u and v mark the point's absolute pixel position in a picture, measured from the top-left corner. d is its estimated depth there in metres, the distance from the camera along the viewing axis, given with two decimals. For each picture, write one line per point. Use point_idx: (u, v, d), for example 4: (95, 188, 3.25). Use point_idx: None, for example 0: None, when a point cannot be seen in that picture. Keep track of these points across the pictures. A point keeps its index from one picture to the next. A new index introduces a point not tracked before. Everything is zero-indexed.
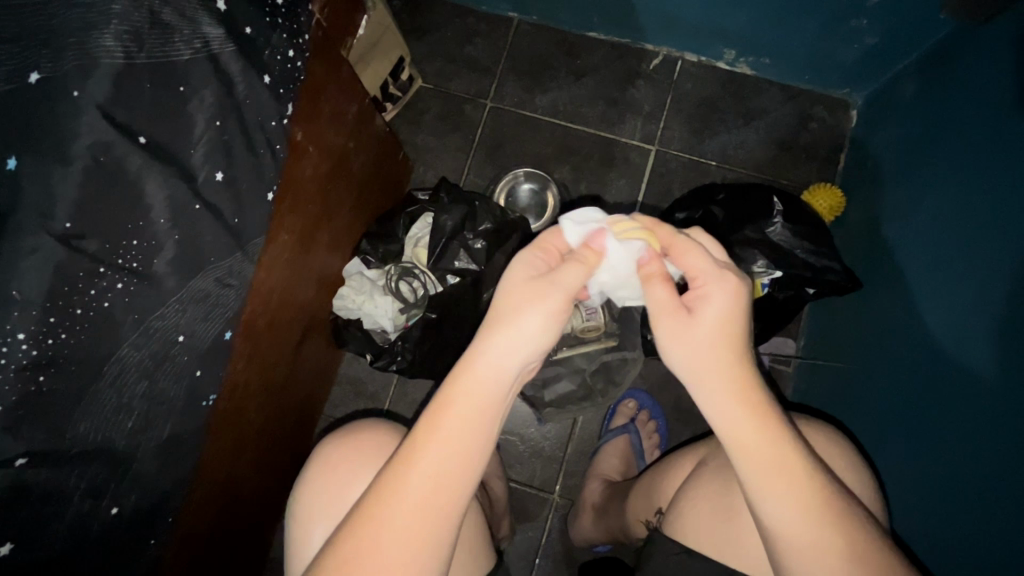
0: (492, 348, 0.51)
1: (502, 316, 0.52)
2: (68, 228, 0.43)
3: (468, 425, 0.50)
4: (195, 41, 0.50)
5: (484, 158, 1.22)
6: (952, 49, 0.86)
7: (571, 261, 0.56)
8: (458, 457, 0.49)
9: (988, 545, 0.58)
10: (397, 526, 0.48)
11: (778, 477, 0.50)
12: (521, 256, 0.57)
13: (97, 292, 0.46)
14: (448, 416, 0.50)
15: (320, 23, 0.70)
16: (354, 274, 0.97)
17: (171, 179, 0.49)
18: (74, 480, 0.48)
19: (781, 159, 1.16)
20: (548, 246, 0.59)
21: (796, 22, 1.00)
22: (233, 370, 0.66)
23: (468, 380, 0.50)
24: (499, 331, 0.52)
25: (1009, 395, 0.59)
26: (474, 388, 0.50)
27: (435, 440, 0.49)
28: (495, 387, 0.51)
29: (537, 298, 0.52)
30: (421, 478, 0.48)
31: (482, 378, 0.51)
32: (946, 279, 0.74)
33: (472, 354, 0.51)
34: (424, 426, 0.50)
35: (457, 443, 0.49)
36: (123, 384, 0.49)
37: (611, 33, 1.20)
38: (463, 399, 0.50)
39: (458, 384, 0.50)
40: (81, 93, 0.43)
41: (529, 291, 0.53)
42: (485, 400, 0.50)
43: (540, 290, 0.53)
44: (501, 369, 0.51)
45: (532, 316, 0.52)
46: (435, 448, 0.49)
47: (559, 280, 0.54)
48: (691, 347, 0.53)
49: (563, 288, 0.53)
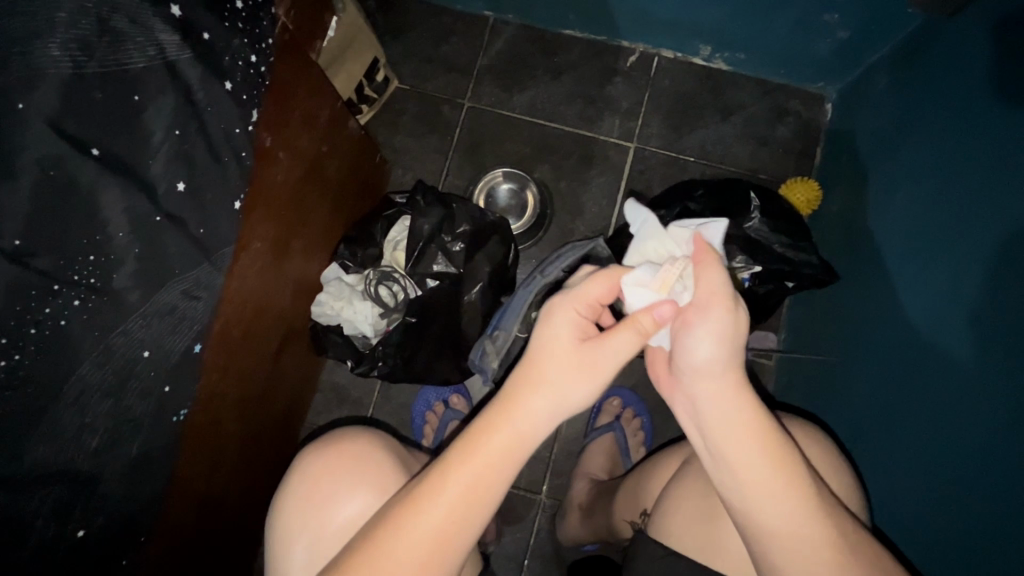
0: (530, 400, 0.50)
1: (545, 374, 0.51)
2: (17, 246, 0.41)
3: (496, 473, 0.49)
4: (149, 49, 0.48)
5: (463, 159, 1.21)
6: (922, 42, 0.86)
7: (623, 327, 0.53)
8: (475, 507, 0.48)
9: (967, 535, 0.59)
10: (408, 557, 0.47)
11: (772, 473, 0.50)
12: (563, 310, 0.53)
13: (52, 310, 0.44)
14: (482, 462, 0.49)
15: (286, 26, 0.68)
16: (332, 279, 0.96)
17: (129, 192, 0.48)
18: (36, 504, 0.46)
19: (759, 154, 1.17)
20: (591, 299, 0.55)
21: (769, 18, 1.00)
22: (208, 382, 0.64)
23: (508, 428, 0.50)
24: (541, 380, 0.51)
25: (987, 385, 0.60)
26: (511, 440, 0.50)
27: (462, 483, 0.48)
28: (525, 443, 0.50)
29: (584, 366, 0.52)
30: (442, 515, 0.48)
31: (512, 432, 0.50)
32: (921, 271, 0.75)
33: (514, 401, 0.51)
34: (451, 461, 0.49)
35: (480, 489, 0.48)
36: (85, 404, 0.48)
37: (587, 30, 1.20)
38: (496, 445, 0.49)
39: (490, 436, 0.50)
40: (26, 105, 0.41)
41: (578, 355, 0.52)
42: (516, 451, 0.50)
43: (588, 359, 0.52)
44: (539, 422, 0.51)
45: (579, 381, 0.51)
46: (457, 498, 0.48)
47: (610, 348, 0.52)
48: (722, 346, 0.52)
49: (612, 360, 0.53)
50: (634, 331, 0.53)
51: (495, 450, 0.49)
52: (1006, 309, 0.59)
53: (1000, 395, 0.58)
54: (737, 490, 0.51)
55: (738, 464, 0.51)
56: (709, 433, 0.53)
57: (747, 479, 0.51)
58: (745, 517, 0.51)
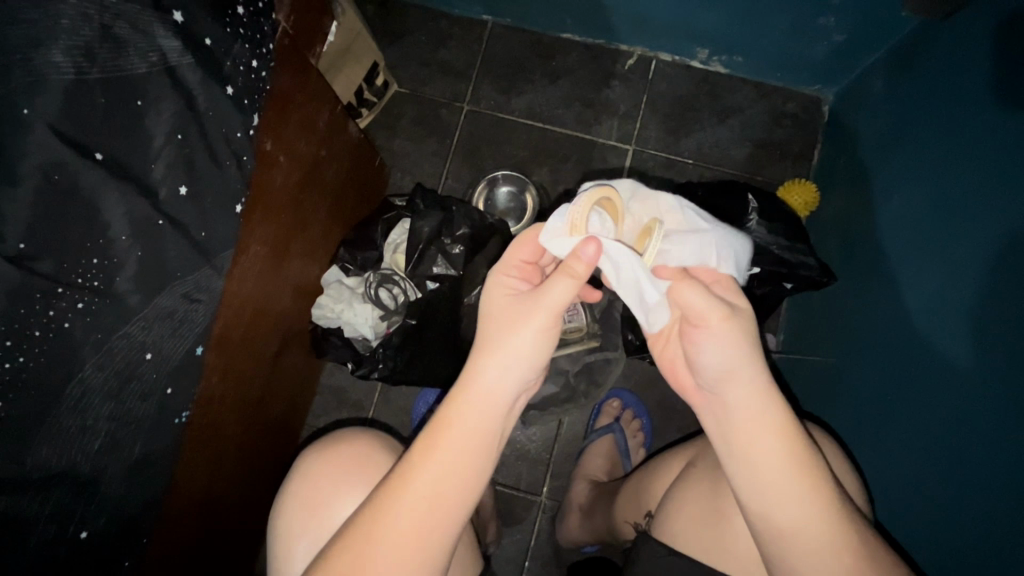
0: (484, 368, 0.51)
1: (489, 339, 0.52)
2: (20, 249, 0.42)
3: (464, 445, 0.49)
4: (151, 55, 0.49)
5: (462, 162, 1.22)
6: (918, 45, 0.87)
7: (556, 273, 0.52)
8: (449, 480, 0.49)
9: (965, 533, 0.59)
10: (392, 539, 0.47)
11: (795, 480, 0.50)
12: (495, 282, 0.56)
13: (55, 313, 0.45)
14: (447, 436, 0.50)
15: (286, 31, 0.69)
16: (332, 282, 0.96)
17: (130, 196, 0.48)
18: (39, 505, 0.47)
19: (756, 157, 1.17)
20: (519, 261, 0.57)
21: (766, 21, 1.01)
22: (208, 384, 0.65)
23: (462, 399, 0.50)
24: (494, 349, 0.52)
25: (987, 385, 0.60)
26: (472, 411, 0.50)
27: (429, 460, 0.49)
28: (487, 414, 0.51)
29: (523, 319, 0.51)
30: (416, 494, 0.48)
31: (473, 405, 0.50)
32: (919, 272, 0.75)
33: (469, 374, 0.52)
34: (420, 442, 0.50)
35: (450, 465, 0.49)
36: (87, 406, 0.48)
37: (585, 34, 1.20)
38: (455, 420, 0.50)
39: (450, 409, 0.50)
40: (31, 111, 0.42)
41: (515, 313, 0.52)
42: (476, 422, 0.50)
43: (525, 314, 0.52)
44: (492, 388, 0.51)
45: (520, 337, 0.51)
46: (427, 471, 0.49)
47: (542, 298, 0.52)
48: (740, 348, 0.52)
49: (546, 307, 0.51)
50: (566, 276, 0.51)
51: (457, 422, 0.50)
52: (1005, 309, 0.59)
53: (999, 395, 0.58)
54: (762, 498, 0.51)
55: (759, 466, 0.51)
56: (733, 442, 0.52)
57: (771, 485, 0.51)
58: (766, 522, 0.51)
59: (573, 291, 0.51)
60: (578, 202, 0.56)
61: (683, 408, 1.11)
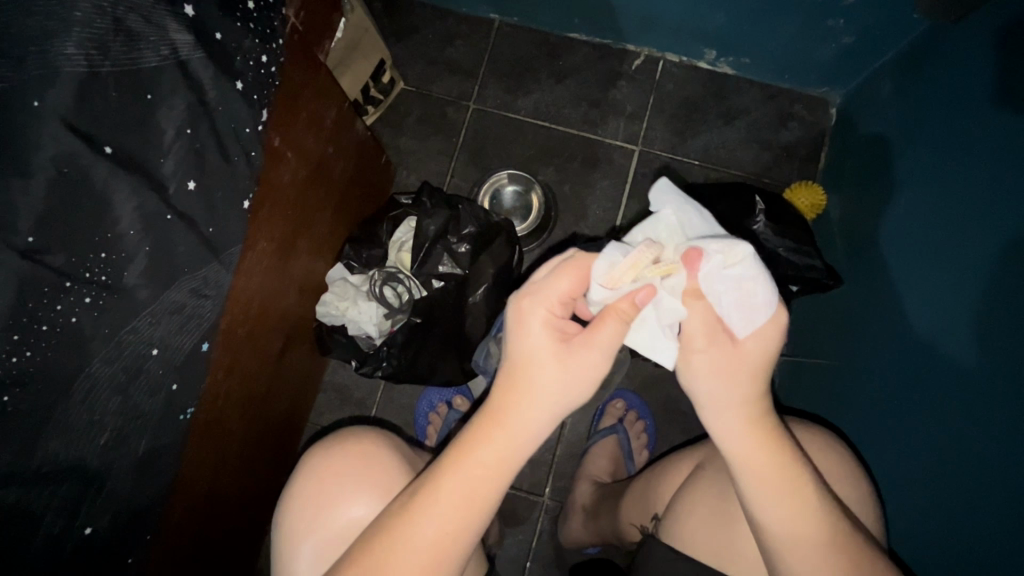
0: (516, 398, 0.49)
1: (533, 380, 0.49)
2: (31, 242, 0.42)
3: (490, 480, 0.48)
4: (162, 48, 0.48)
5: (468, 161, 1.21)
6: (927, 48, 0.87)
7: (607, 317, 0.51)
8: (473, 504, 0.48)
9: (969, 536, 0.59)
10: (413, 558, 0.47)
11: (785, 480, 0.51)
12: (534, 313, 0.51)
13: (64, 307, 0.45)
14: (474, 460, 0.49)
15: (296, 27, 0.69)
16: (337, 280, 0.96)
17: (140, 190, 0.48)
18: (44, 501, 0.46)
19: (763, 159, 1.17)
20: (563, 294, 0.52)
21: (774, 23, 1.00)
22: (213, 381, 0.64)
23: (499, 433, 0.49)
24: (528, 380, 0.50)
25: (990, 388, 0.60)
26: (500, 437, 0.49)
27: (456, 485, 0.48)
28: (518, 442, 0.49)
29: (569, 362, 0.49)
30: (442, 518, 0.48)
31: (503, 431, 0.49)
32: (925, 276, 0.75)
33: (501, 401, 0.50)
34: (445, 471, 0.49)
35: (474, 497, 0.48)
36: (95, 401, 0.48)
37: (593, 34, 1.20)
38: (487, 455, 0.49)
39: (480, 432, 0.49)
40: (42, 103, 0.42)
41: (557, 356, 0.50)
42: (508, 459, 0.49)
43: (572, 358, 0.50)
44: (527, 423, 0.49)
45: (567, 382, 0.50)
46: (455, 496, 0.48)
47: (596, 343, 0.50)
48: (724, 373, 0.52)
49: (598, 354, 0.50)
50: (615, 319, 0.51)
51: (486, 447, 0.49)
52: (1008, 312, 0.59)
53: (1000, 399, 0.58)
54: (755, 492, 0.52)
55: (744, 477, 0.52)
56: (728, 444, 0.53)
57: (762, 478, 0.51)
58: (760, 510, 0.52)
59: (620, 334, 0.51)
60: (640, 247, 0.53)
61: (687, 410, 1.10)
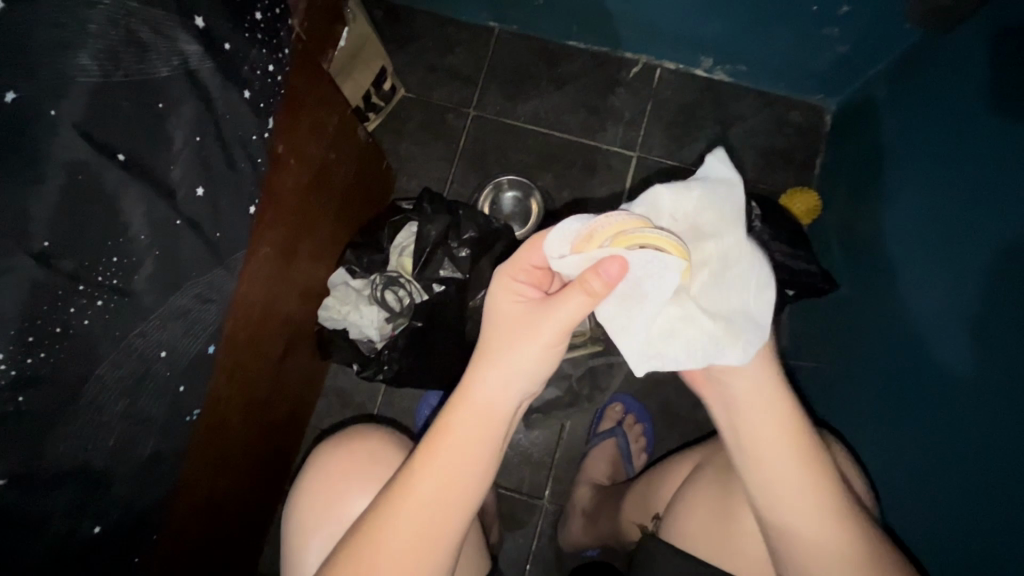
0: (486, 375, 0.51)
1: (497, 352, 0.52)
2: (46, 246, 0.43)
3: (465, 449, 0.50)
4: (173, 58, 0.50)
5: (468, 166, 1.23)
6: (919, 57, 0.89)
7: (572, 287, 0.50)
8: (453, 474, 0.49)
9: (965, 536, 0.60)
10: (400, 530, 0.48)
11: (804, 489, 0.52)
12: (502, 291, 0.54)
13: (76, 310, 0.45)
14: (451, 434, 0.50)
15: (299, 37, 0.70)
16: (339, 284, 0.97)
17: (150, 196, 0.49)
18: (54, 501, 0.47)
19: (759, 165, 1.19)
20: (526, 265, 0.55)
21: (769, 32, 1.02)
22: (216, 383, 0.66)
23: (470, 402, 0.51)
24: (498, 356, 0.51)
25: (986, 391, 0.61)
26: (474, 411, 0.50)
27: (434, 458, 0.49)
28: (493, 415, 0.51)
29: (532, 332, 0.51)
30: (423, 491, 0.49)
31: (477, 406, 0.51)
32: (919, 279, 0.76)
33: (471, 378, 0.52)
34: (425, 445, 0.50)
35: (451, 470, 0.49)
36: (104, 402, 0.49)
37: (591, 42, 1.22)
38: (460, 425, 0.50)
39: (454, 408, 0.51)
40: (57, 113, 0.43)
41: (521, 326, 0.52)
42: (481, 427, 0.50)
43: (534, 328, 0.51)
44: (498, 397, 0.51)
45: (531, 348, 0.51)
46: (434, 470, 0.49)
47: (552, 309, 0.51)
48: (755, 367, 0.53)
49: (556, 321, 0.51)
50: (583, 292, 0.49)
51: (461, 422, 0.50)
52: (1005, 315, 0.60)
53: (997, 401, 0.59)
54: (764, 492, 0.54)
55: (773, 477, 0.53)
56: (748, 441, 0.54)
57: (779, 482, 0.52)
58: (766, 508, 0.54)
59: (587, 308, 0.50)
60: (604, 217, 0.52)
61: (685, 413, 1.11)
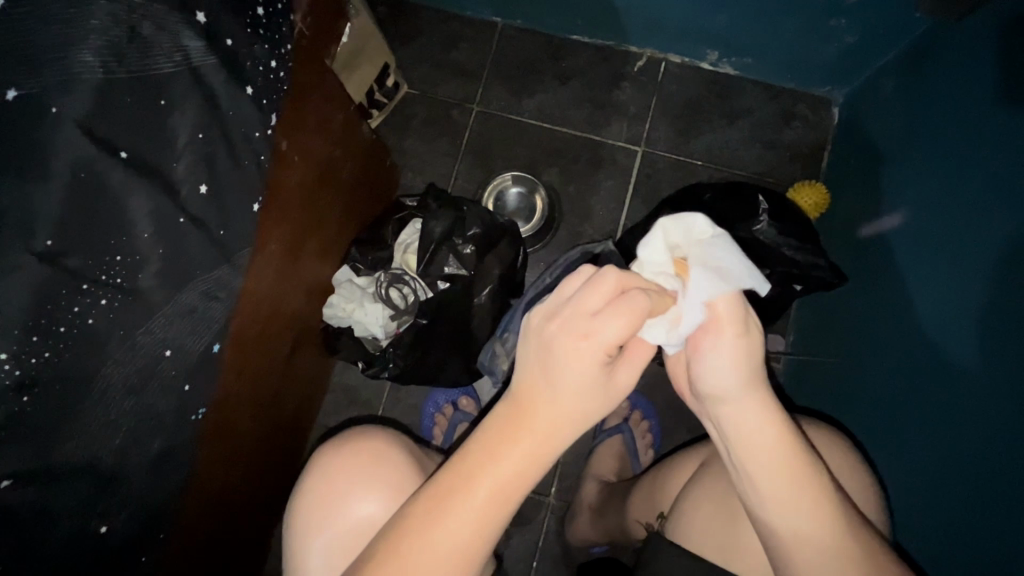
0: (544, 409, 0.43)
1: (558, 390, 0.42)
2: (49, 246, 0.43)
3: (506, 499, 0.43)
4: (175, 55, 0.49)
5: (472, 163, 1.22)
6: (929, 47, 0.87)
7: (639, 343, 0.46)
8: (494, 510, 0.43)
9: (976, 534, 0.60)
10: (433, 558, 0.43)
11: (789, 489, 0.51)
12: (569, 329, 0.42)
13: (81, 309, 0.45)
14: (496, 466, 0.43)
15: (303, 32, 0.70)
16: (344, 281, 0.96)
17: (154, 194, 0.49)
18: (62, 501, 0.47)
19: (766, 158, 1.17)
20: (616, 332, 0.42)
21: (777, 23, 1.01)
22: (224, 382, 0.65)
23: (519, 446, 0.43)
24: (558, 392, 0.42)
25: (994, 385, 0.60)
26: (524, 444, 0.43)
27: (474, 489, 0.43)
28: (543, 454, 0.43)
29: (602, 379, 0.43)
30: (460, 525, 0.43)
31: (528, 443, 0.43)
32: (928, 273, 0.75)
33: (525, 409, 0.43)
34: (460, 489, 0.43)
35: (488, 515, 0.43)
36: (111, 401, 0.49)
37: (596, 36, 1.21)
38: (506, 471, 0.43)
39: (505, 438, 0.43)
40: (60, 109, 0.42)
41: (593, 368, 0.42)
42: (528, 474, 0.43)
43: (608, 375, 0.43)
44: (555, 437, 0.43)
45: (597, 399, 0.44)
46: (474, 502, 0.43)
47: (628, 364, 0.45)
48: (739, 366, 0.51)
49: (629, 371, 0.45)
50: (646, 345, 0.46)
51: (508, 457, 0.43)
52: (1013, 307, 0.59)
53: (1004, 393, 0.58)
54: (761, 506, 0.52)
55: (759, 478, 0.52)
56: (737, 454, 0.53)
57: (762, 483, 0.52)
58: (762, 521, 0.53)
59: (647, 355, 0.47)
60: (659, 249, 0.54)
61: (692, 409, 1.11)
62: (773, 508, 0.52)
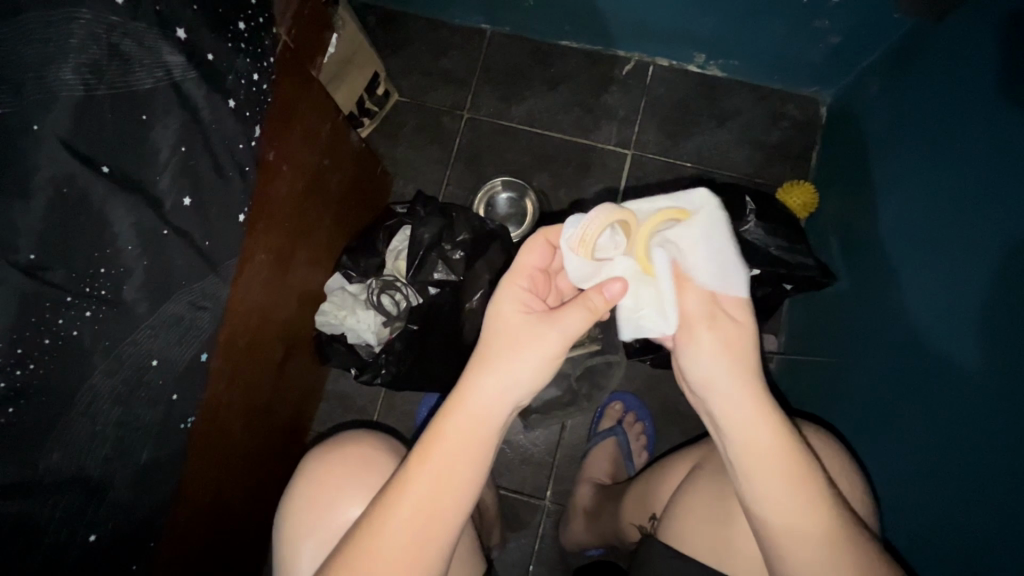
0: (482, 379, 0.51)
1: (495, 357, 0.52)
2: (32, 259, 0.44)
3: (459, 458, 0.49)
4: (157, 70, 0.50)
5: (464, 169, 1.23)
6: (912, 46, 0.88)
7: (574, 303, 0.54)
8: (449, 474, 0.49)
9: (964, 531, 0.60)
10: (395, 525, 0.47)
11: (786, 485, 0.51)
12: (506, 301, 0.55)
13: (65, 321, 0.46)
14: (446, 434, 0.50)
15: (287, 45, 0.71)
16: (336, 289, 0.98)
17: (138, 207, 0.50)
18: (50, 509, 0.48)
19: (755, 159, 1.18)
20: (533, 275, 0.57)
21: (760, 25, 1.02)
22: (214, 390, 0.66)
23: (463, 413, 0.50)
24: (494, 363, 0.51)
25: (982, 386, 0.60)
26: (469, 413, 0.50)
27: (429, 458, 0.49)
28: (489, 419, 0.51)
29: (532, 340, 0.52)
30: (419, 490, 0.48)
31: (471, 413, 0.50)
32: (916, 271, 0.76)
33: (468, 383, 0.51)
34: (414, 459, 0.49)
35: (443, 482, 0.49)
36: (97, 412, 0.50)
37: (584, 41, 1.22)
38: (457, 434, 0.50)
39: (452, 408, 0.51)
40: (41, 126, 0.43)
41: (525, 332, 0.52)
42: (477, 441, 0.50)
43: (534, 331, 0.52)
44: (495, 404, 0.51)
45: (530, 357, 0.52)
46: (428, 469, 0.49)
47: (556, 321, 0.53)
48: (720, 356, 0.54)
49: (561, 331, 0.53)
50: (584, 308, 0.54)
51: (459, 425, 0.50)
52: (1005, 307, 0.59)
53: (998, 405, 0.58)
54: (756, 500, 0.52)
55: (751, 468, 0.52)
56: (727, 441, 0.54)
57: (757, 477, 0.52)
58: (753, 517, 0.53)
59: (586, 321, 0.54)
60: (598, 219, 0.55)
61: (687, 411, 1.11)
62: (765, 504, 0.52)
